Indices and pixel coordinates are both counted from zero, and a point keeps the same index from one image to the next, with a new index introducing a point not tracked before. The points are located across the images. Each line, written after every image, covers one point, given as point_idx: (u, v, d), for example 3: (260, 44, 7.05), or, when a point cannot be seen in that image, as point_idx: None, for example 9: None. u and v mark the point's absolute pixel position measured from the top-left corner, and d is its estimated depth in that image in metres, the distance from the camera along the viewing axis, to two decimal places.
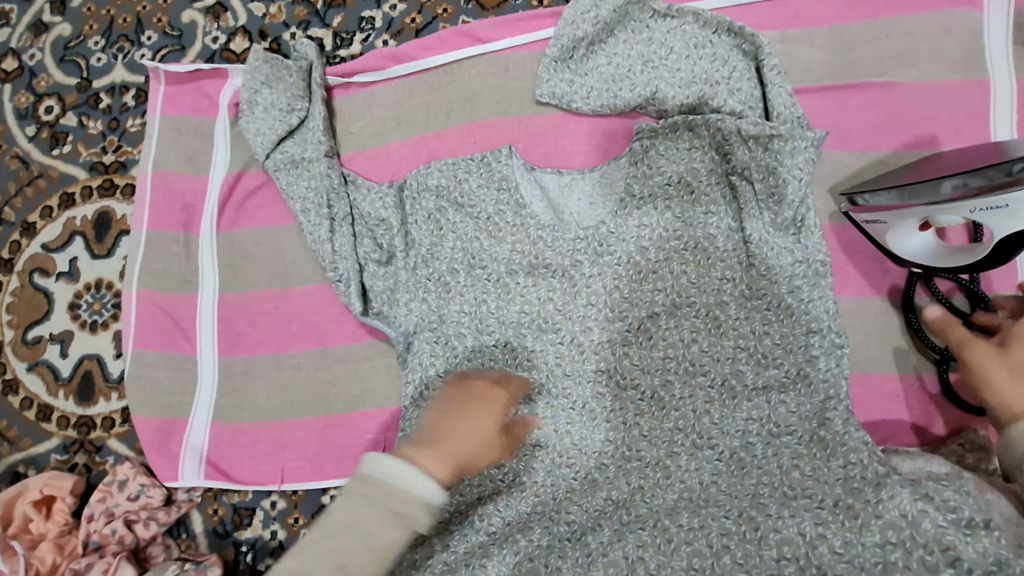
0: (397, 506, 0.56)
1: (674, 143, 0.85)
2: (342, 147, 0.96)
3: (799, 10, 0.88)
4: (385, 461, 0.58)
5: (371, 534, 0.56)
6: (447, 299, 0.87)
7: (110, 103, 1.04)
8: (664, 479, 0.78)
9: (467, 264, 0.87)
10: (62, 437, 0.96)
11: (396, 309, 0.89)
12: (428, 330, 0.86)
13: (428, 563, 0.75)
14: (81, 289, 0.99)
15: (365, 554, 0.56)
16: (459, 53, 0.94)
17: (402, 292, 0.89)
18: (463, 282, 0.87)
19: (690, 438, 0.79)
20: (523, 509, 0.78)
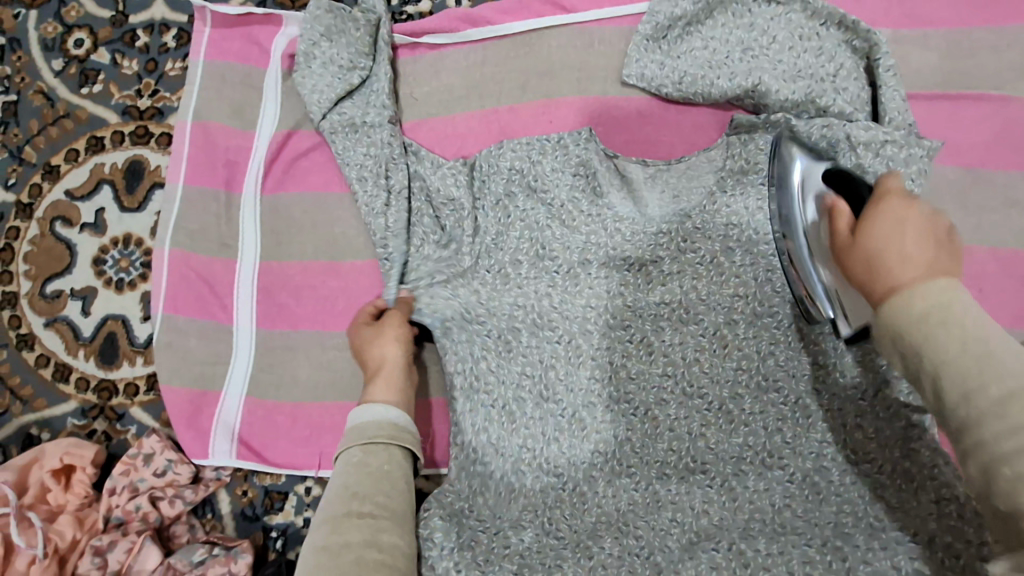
0: (368, 435, 0.70)
1: (771, 140, 0.79)
2: (405, 113, 0.88)
3: (914, 8, 0.81)
4: (357, 410, 0.73)
5: (366, 463, 0.67)
6: (502, 291, 0.81)
7: (148, 43, 0.95)
8: (730, 501, 0.73)
9: (532, 255, 0.81)
10: (80, 401, 0.89)
11: (438, 291, 0.81)
12: (476, 321, 0.80)
13: (506, 552, 0.71)
14: (107, 243, 0.92)
15: (365, 477, 0.66)
16: (542, 21, 0.86)
17: (452, 277, 0.81)
18: (528, 275, 0.81)
19: (761, 457, 0.75)
20: (590, 518, 0.74)
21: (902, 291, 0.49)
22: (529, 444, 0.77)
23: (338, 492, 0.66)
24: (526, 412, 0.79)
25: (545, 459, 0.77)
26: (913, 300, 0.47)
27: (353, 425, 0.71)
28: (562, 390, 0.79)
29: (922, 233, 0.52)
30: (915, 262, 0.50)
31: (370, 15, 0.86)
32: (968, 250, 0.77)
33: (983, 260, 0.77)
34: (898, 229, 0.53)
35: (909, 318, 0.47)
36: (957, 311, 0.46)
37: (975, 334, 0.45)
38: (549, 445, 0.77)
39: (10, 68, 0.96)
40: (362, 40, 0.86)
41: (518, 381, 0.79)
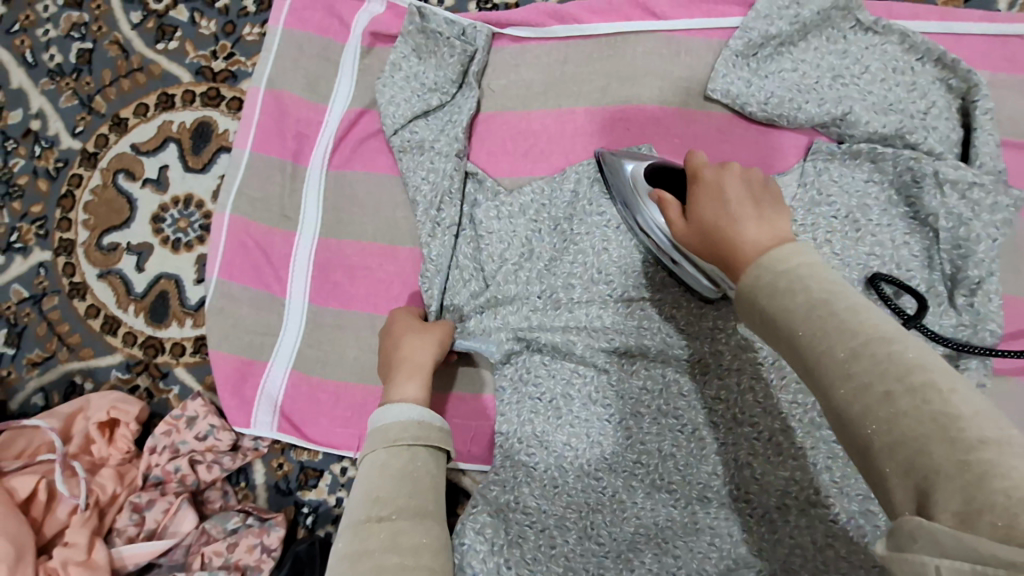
0: (390, 436, 0.67)
1: (851, 170, 0.78)
2: (482, 103, 0.87)
3: (1016, 54, 0.78)
4: (377, 412, 0.70)
5: (388, 466, 0.65)
6: (553, 316, 0.80)
7: (228, 4, 0.94)
8: (771, 534, 0.72)
9: (587, 281, 0.80)
10: (126, 355, 0.90)
11: (491, 318, 0.81)
12: (523, 341, 0.80)
13: (552, 553, 0.69)
14: (167, 202, 0.92)
15: (386, 481, 0.63)
16: (630, 25, 0.84)
17: (503, 304, 0.82)
18: (580, 301, 0.80)
19: (805, 493, 0.71)
20: (629, 529, 0.73)
21: (755, 270, 0.47)
22: (572, 442, 0.78)
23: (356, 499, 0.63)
24: (574, 411, 0.79)
25: (585, 461, 0.77)
26: (795, 288, 0.43)
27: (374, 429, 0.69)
28: (610, 396, 0.79)
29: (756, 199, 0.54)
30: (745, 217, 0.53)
31: (468, 45, 0.84)
32: None
33: None
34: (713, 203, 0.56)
35: (796, 314, 0.42)
36: (841, 297, 0.41)
37: (865, 320, 0.40)
38: (592, 448, 0.77)
39: (89, 16, 0.96)
40: (453, 67, 0.84)
41: (569, 378, 0.80)
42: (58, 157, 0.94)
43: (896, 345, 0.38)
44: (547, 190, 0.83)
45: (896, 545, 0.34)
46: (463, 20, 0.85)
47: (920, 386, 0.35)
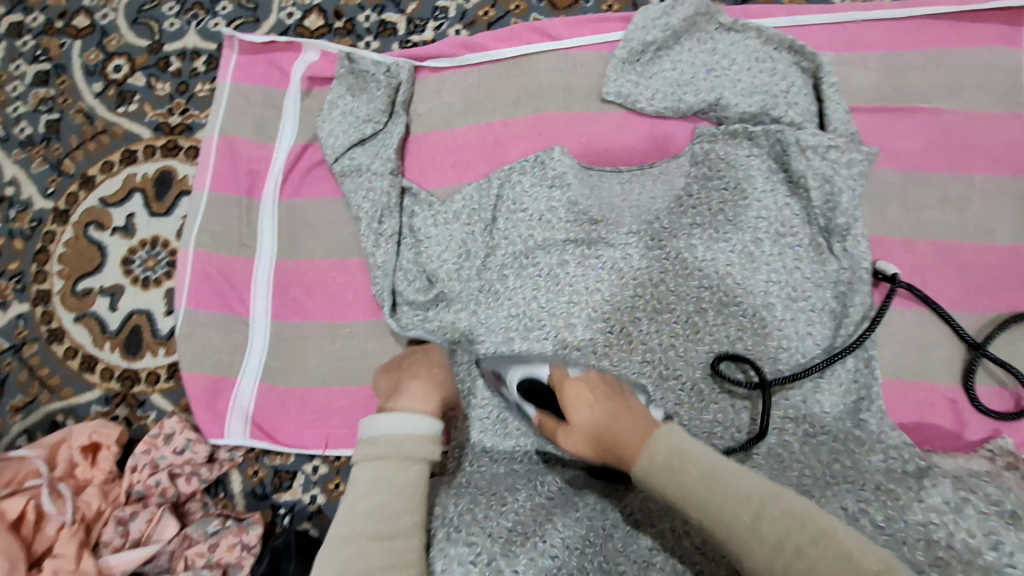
0: (405, 450, 0.66)
1: (733, 149, 0.88)
2: (412, 127, 0.99)
3: (854, 35, 0.92)
4: (391, 416, 0.68)
5: (397, 479, 0.65)
6: (495, 306, 0.89)
7: (180, 67, 1.06)
8: None
9: (517, 269, 0.89)
10: (105, 389, 0.96)
11: (443, 314, 0.91)
12: (471, 341, 0.89)
13: (503, 510, 0.75)
14: (136, 245, 1.01)
15: (397, 497, 0.64)
16: (530, 48, 0.98)
17: (451, 302, 0.91)
18: (515, 288, 0.89)
19: (730, 432, 0.82)
20: (574, 490, 0.80)
21: (644, 461, 0.58)
22: (519, 445, 0.86)
23: (364, 510, 0.63)
24: (518, 414, 0.87)
25: (536, 448, 0.85)
26: (674, 474, 0.56)
27: (387, 433, 0.67)
28: None
29: (594, 397, 0.68)
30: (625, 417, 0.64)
31: (393, 78, 0.97)
32: (909, 243, 0.86)
33: (924, 252, 0.86)
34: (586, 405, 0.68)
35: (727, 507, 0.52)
36: (683, 471, 0.56)
37: (717, 486, 0.54)
38: (538, 436, 0.85)
39: (55, 91, 1.07)
40: (382, 99, 0.96)
41: None
42: (32, 217, 1.03)
43: (749, 500, 0.52)
44: (476, 191, 0.93)
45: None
46: (388, 60, 0.97)
47: (784, 507, 0.52)
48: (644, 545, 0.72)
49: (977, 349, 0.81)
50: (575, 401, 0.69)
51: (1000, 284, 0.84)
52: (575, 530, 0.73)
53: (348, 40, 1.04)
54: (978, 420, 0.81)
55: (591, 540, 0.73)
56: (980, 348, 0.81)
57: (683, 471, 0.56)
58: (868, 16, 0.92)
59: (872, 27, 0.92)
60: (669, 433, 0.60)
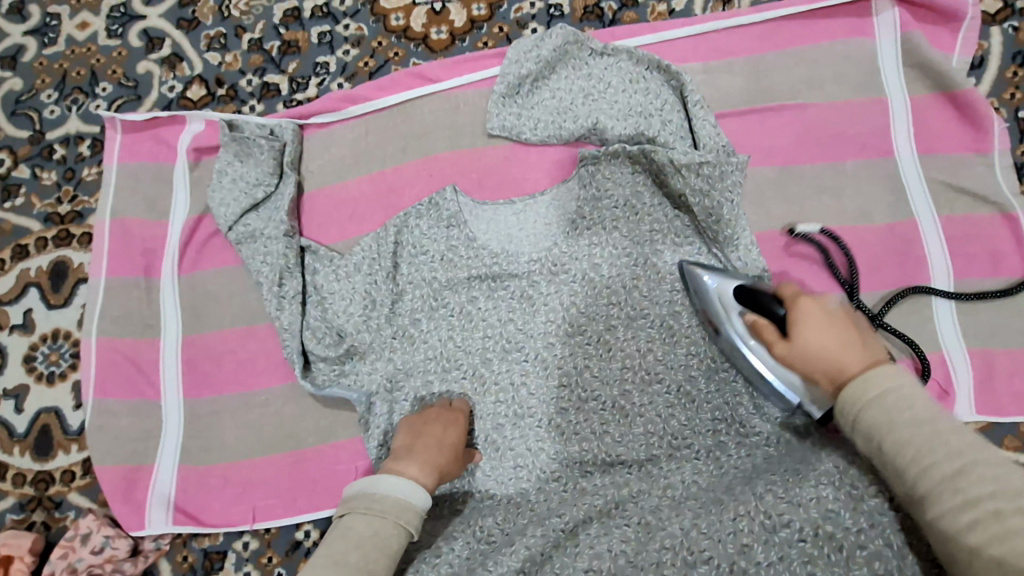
0: (401, 516, 0.70)
1: (618, 168, 0.90)
2: (305, 184, 0.99)
3: (717, 44, 0.96)
4: (393, 482, 0.72)
5: (385, 543, 0.68)
6: (411, 351, 0.89)
7: (64, 154, 1.04)
8: (649, 482, 0.80)
9: (428, 311, 0.90)
10: (18, 496, 0.93)
11: (360, 367, 0.89)
12: (390, 391, 0.88)
13: (438, 561, 0.77)
14: (36, 341, 0.98)
15: (384, 557, 0.67)
16: (412, 93, 0.99)
17: (365, 352, 0.90)
18: (428, 330, 0.89)
19: (665, 440, 0.84)
20: (523, 520, 0.81)
21: (863, 385, 0.63)
22: (456, 485, 0.87)
23: (352, 565, 0.65)
24: None
25: (475, 487, 0.86)
26: (888, 409, 0.60)
27: (386, 496, 0.71)
28: (474, 421, 0.88)
29: (836, 330, 0.69)
30: (854, 349, 0.67)
31: (276, 140, 0.96)
32: (795, 234, 0.89)
33: (810, 241, 0.89)
34: (823, 329, 0.69)
35: (914, 437, 0.58)
36: (907, 424, 0.59)
37: (932, 438, 0.58)
38: (473, 476, 0.86)
39: None
40: (267, 162, 0.96)
41: None
42: None
43: (964, 456, 0.56)
44: (375, 242, 0.91)
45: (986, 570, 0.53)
46: (272, 122, 0.98)
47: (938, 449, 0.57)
48: (580, 567, 0.73)
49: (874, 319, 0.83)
50: (806, 322, 0.70)
51: (884, 262, 0.87)
52: (510, 564, 0.75)
53: (232, 106, 1.03)
54: None
55: (527, 572, 0.74)
56: (876, 318, 0.83)
57: (906, 423, 0.59)
58: (727, 24, 0.96)
59: (733, 34, 0.96)
60: (875, 371, 0.63)
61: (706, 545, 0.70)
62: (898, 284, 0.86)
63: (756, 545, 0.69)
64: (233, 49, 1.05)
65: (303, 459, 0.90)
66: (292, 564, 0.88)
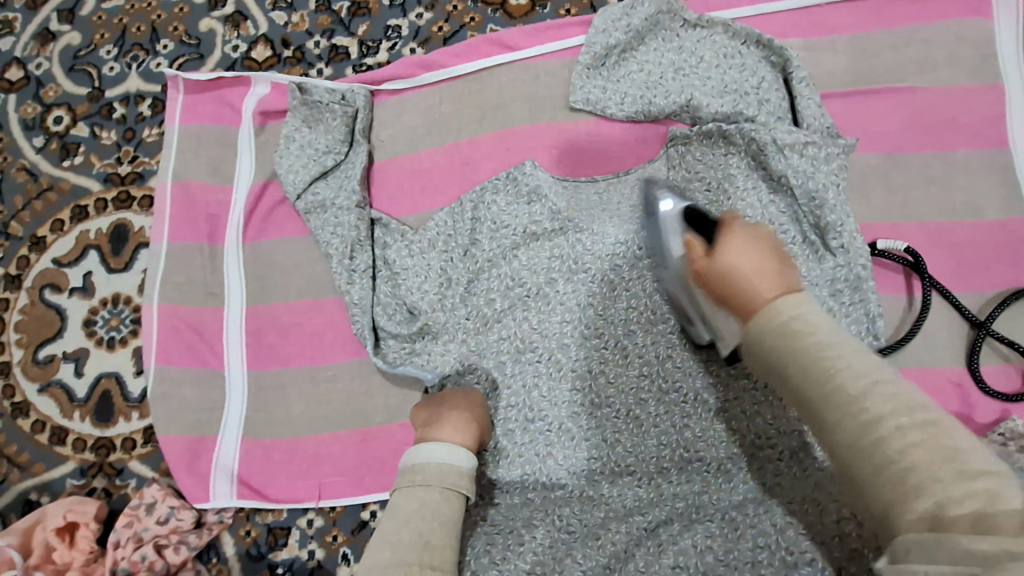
0: (447, 480, 0.63)
1: (710, 149, 0.86)
2: (376, 154, 0.95)
3: (819, 19, 0.90)
4: (428, 449, 0.66)
5: (437, 511, 0.61)
6: (485, 332, 0.86)
7: (125, 113, 1.00)
8: (726, 483, 0.77)
9: (504, 292, 0.86)
10: (78, 461, 0.92)
11: (432, 346, 0.86)
12: (465, 372, 0.85)
13: (520, 550, 0.73)
14: (96, 305, 0.96)
15: (442, 526, 0.60)
16: (490, 61, 0.94)
17: (438, 332, 0.87)
18: (503, 311, 0.86)
19: (749, 438, 0.79)
20: (600, 514, 0.78)
21: (770, 311, 0.52)
22: (527, 473, 0.83)
23: (407, 540, 0.58)
24: (517, 442, 0.84)
25: (548, 476, 0.83)
26: (790, 340, 0.49)
27: (426, 463, 0.64)
28: (547, 408, 0.84)
29: (763, 271, 0.55)
30: (768, 275, 0.55)
31: (348, 107, 0.93)
32: (895, 227, 0.85)
33: (912, 235, 0.84)
34: (744, 250, 0.58)
35: (809, 365, 0.48)
36: (797, 352, 0.49)
37: (808, 377, 0.48)
38: (545, 462, 0.82)
39: None
40: (339, 129, 0.92)
41: (513, 397, 0.84)
42: None
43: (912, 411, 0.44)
44: (450, 215, 0.88)
45: (894, 559, 0.42)
46: (342, 87, 0.94)
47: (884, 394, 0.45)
48: (667, 564, 0.70)
49: (979, 327, 0.80)
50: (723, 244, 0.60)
51: (993, 261, 0.82)
52: (596, 558, 0.73)
53: (298, 69, 0.99)
54: (986, 402, 0.79)
55: (612, 567, 0.72)
56: (985, 321, 0.79)
57: (791, 350, 0.49)
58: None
59: (836, 9, 0.90)
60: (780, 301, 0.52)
61: (808, 546, 0.66)
62: (1008, 284, 0.81)
63: (867, 551, 0.64)
64: (300, 9, 1.01)
65: (370, 438, 0.88)
66: (358, 544, 0.86)
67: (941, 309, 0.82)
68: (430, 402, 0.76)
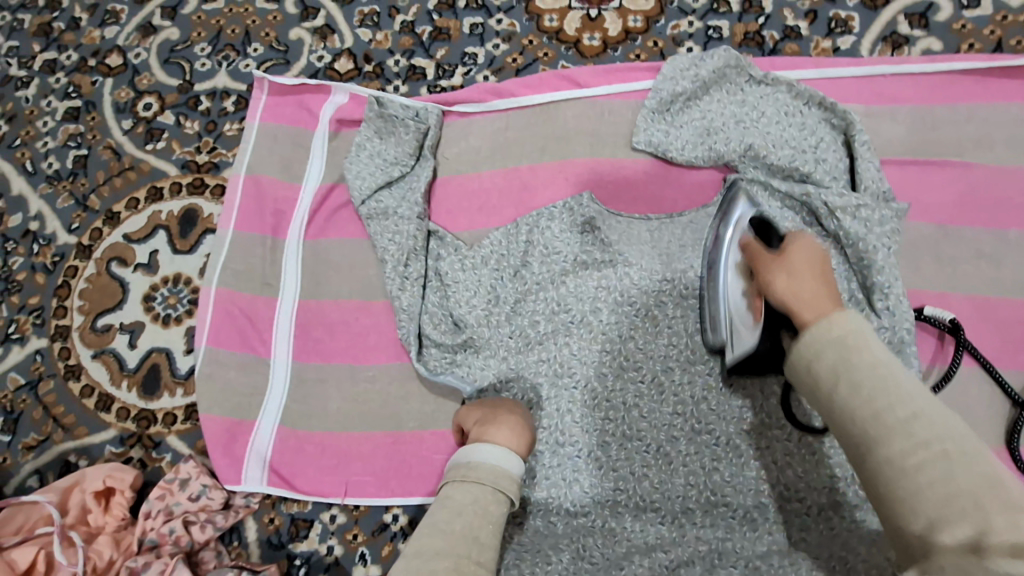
0: (499, 482, 0.68)
1: (767, 200, 0.89)
2: (440, 169, 0.99)
3: (882, 89, 0.93)
4: (484, 448, 0.70)
5: (487, 510, 0.65)
6: (525, 353, 0.88)
7: (209, 106, 1.07)
8: (751, 532, 0.79)
9: (548, 315, 0.89)
10: (119, 429, 0.95)
11: (473, 360, 0.89)
12: (502, 387, 0.87)
13: (549, 569, 0.73)
14: (157, 282, 1.00)
15: (489, 524, 0.64)
16: (558, 94, 0.98)
17: (480, 348, 0.89)
18: (546, 334, 0.88)
19: (777, 490, 0.80)
20: (622, 549, 0.79)
21: (824, 322, 0.56)
22: (552, 495, 0.84)
23: (457, 532, 0.63)
24: (545, 464, 0.85)
25: (571, 503, 0.83)
26: (845, 360, 0.53)
27: (481, 462, 0.69)
28: (577, 434, 0.85)
29: (812, 276, 0.67)
30: (823, 299, 0.64)
31: (420, 122, 0.97)
32: (942, 297, 0.85)
33: (959, 306, 0.85)
34: (802, 270, 0.68)
35: (863, 385, 0.52)
36: (863, 365, 0.53)
37: (881, 393, 0.51)
38: (571, 488, 0.83)
39: (84, 127, 1.08)
40: (410, 142, 0.97)
41: (545, 418, 0.86)
42: (55, 252, 1.03)
43: (950, 442, 0.48)
44: (505, 236, 0.92)
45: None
46: (416, 104, 0.99)
47: (924, 422, 0.49)
48: None
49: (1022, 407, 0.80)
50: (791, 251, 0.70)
51: None
52: None
53: (376, 83, 1.05)
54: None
55: None
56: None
57: (863, 366, 0.52)
58: (894, 70, 0.93)
59: (900, 81, 0.93)
60: (828, 317, 0.56)
61: None
62: None
63: None
64: (385, 28, 1.07)
65: (401, 442, 0.90)
66: (377, 545, 0.88)
67: (984, 383, 0.82)
68: (483, 403, 0.82)
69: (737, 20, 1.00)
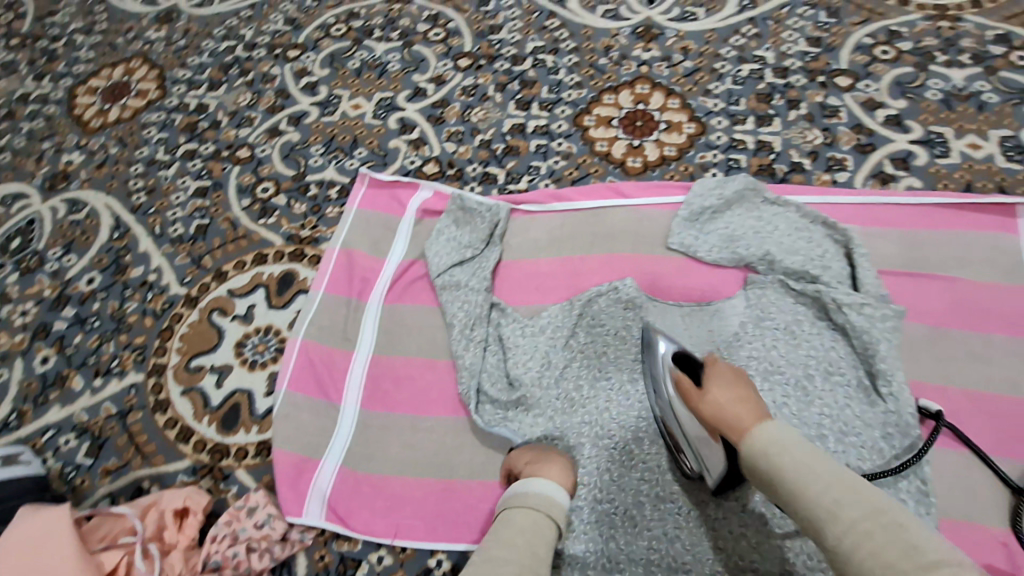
0: (552, 511, 0.78)
1: (784, 295, 1.04)
2: (505, 254, 1.17)
3: (878, 215, 1.12)
4: (539, 482, 0.82)
5: (543, 532, 0.75)
6: (570, 413, 0.99)
7: (316, 193, 1.29)
8: None
9: (591, 379, 1.01)
10: (193, 460, 1.04)
11: (523, 416, 0.99)
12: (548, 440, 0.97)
13: None
14: (250, 332, 1.15)
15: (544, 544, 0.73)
16: (606, 202, 1.19)
17: (531, 406, 1.00)
18: (588, 397, 0.99)
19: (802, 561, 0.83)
20: None
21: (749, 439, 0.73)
22: (590, 548, 0.91)
23: (519, 546, 0.71)
24: (581, 518, 0.93)
25: (608, 559, 0.90)
26: (774, 461, 0.69)
27: (538, 493, 0.80)
28: (615, 493, 0.93)
29: (736, 396, 0.78)
30: (749, 405, 0.77)
31: (495, 215, 1.17)
32: (942, 389, 0.97)
33: (956, 398, 0.96)
34: (727, 382, 0.81)
35: (792, 476, 0.67)
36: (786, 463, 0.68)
37: (803, 471, 0.66)
38: (609, 543, 0.90)
39: (209, 202, 1.30)
40: (482, 230, 1.16)
41: (586, 475, 0.95)
42: (165, 300, 1.20)
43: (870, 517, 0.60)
44: (562, 312, 1.06)
45: None
46: (489, 202, 1.19)
47: (835, 499, 0.63)
48: None
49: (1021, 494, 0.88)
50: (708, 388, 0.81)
51: None
52: None
53: (456, 184, 1.27)
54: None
55: None
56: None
57: (791, 465, 0.67)
58: (887, 201, 1.12)
59: (892, 209, 1.12)
60: (752, 430, 0.73)
61: None
62: None
63: None
64: (467, 143, 1.32)
65: (450, 490, 0.98)
66: None
67: (986, 472, 0.91)
68: (532, 447, 0.93)
69: (754, 155, 1.23)
